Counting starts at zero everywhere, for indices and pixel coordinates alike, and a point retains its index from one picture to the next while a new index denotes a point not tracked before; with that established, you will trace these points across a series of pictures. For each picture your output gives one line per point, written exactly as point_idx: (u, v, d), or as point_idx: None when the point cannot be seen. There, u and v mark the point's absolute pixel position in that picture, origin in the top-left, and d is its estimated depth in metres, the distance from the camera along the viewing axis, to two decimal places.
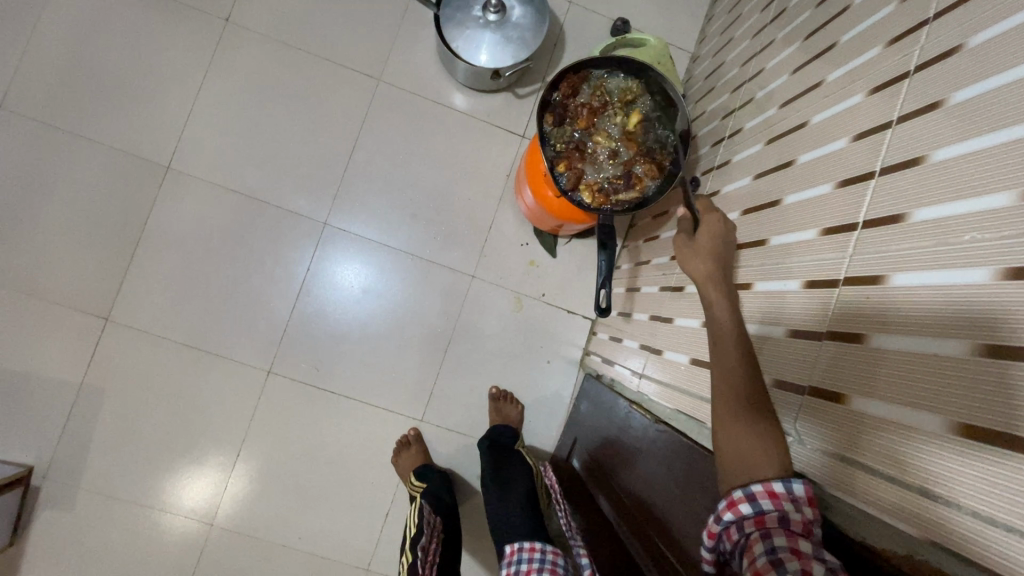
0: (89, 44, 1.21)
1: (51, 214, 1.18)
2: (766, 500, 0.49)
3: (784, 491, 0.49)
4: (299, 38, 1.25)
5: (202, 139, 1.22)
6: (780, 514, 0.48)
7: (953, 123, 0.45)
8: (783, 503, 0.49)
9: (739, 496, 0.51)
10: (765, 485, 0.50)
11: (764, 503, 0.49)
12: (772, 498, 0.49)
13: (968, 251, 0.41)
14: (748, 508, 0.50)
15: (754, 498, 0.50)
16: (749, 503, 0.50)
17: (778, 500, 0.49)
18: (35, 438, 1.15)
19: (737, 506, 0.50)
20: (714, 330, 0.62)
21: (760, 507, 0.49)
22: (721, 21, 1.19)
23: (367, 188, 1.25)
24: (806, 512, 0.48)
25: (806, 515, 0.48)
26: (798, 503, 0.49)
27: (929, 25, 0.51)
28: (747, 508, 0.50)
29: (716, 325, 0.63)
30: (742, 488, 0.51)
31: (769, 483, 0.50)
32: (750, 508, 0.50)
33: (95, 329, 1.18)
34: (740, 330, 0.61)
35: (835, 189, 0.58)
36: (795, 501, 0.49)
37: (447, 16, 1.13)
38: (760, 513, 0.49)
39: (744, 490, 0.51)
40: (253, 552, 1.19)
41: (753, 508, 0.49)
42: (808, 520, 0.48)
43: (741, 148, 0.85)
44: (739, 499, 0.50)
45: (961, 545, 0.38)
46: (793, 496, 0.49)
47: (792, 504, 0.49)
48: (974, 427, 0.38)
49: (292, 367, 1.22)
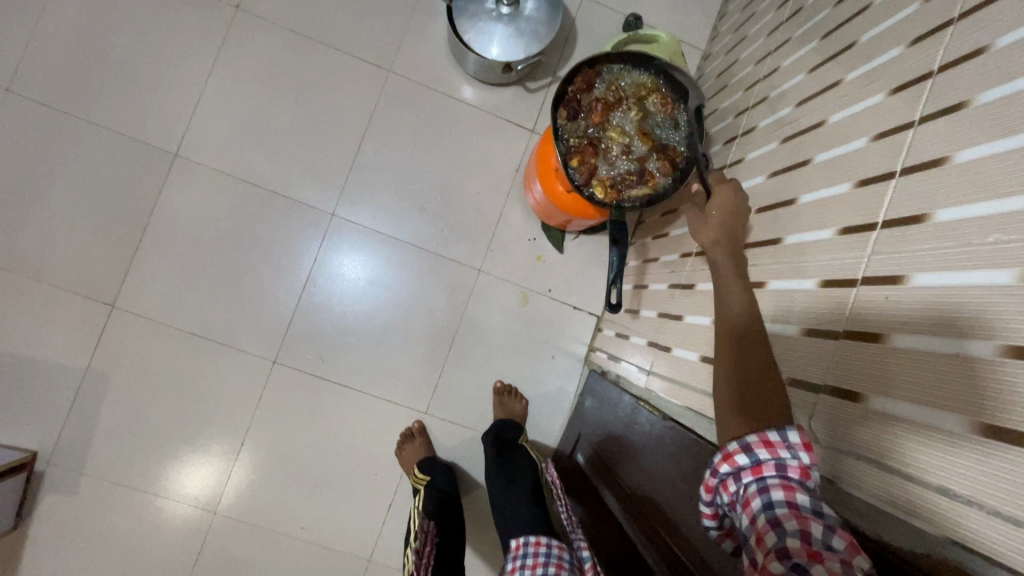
0: (98, 28, 1.20)
1: (58, 198, 1.18)
2: (762, 450, 0.49)
3: (779, 440, 0.49)
4: (309, 27, 1.24)
5: (210, 127, 1.22)
6: (776, 463, 0.48)
7: (977, 125, 0.45)
8: (779, 452, 0.49)
9: (735, 448, 0.51)
10: (760, 435, 0.50)
11: (760, 453, 0.49)
12: (769, 447, 0.49)
13: (992, 252, 0.41)
14: (745, 460, 0.50)
15: (750, 448, 0.50)
16: (745, 454, 0.50)
17: (774, 449, 0.49)
18: (40, 423, 1.15)
19: (733, 458, 0.51)
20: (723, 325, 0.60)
21: (757, 457, 0.50)
22: (735, 19, 1.18)
23: (375, 179, 1.25)
24: (802, 458, 0.48)
25: (802, 461, 0.48)
26: (795, 450, 0.48)
27: (953, 25, 0.51)
28: (744, 459, 0.50)
29: (725, 320, 0.60)
30: (737, 439, 0.51)
31: (764, 433, 0.50)
32: (747, 459, 0.50)
33: (101, 315, 1.18)
34: (750, 322, 0.59)
35: (853, 188, 0.58)
36: (791, 449, 0.49)
37: (459, 8, 1.13)
38: (756, 462, 0.49)
39: (740, 440, 0.51)
40: (256, 541, 1.19)
41: (749, 458, 0.50)
42: (804, 466, 0.48)
43: (754, 147, 0.85)
44: (735, 451, 0.51)
45: (980, 543, 0.38)
46: (788, 444, 0.49)
47: (789, 451, 0.49)
48: (997, 428, 0.38)
49: (297, 357, 1.22)
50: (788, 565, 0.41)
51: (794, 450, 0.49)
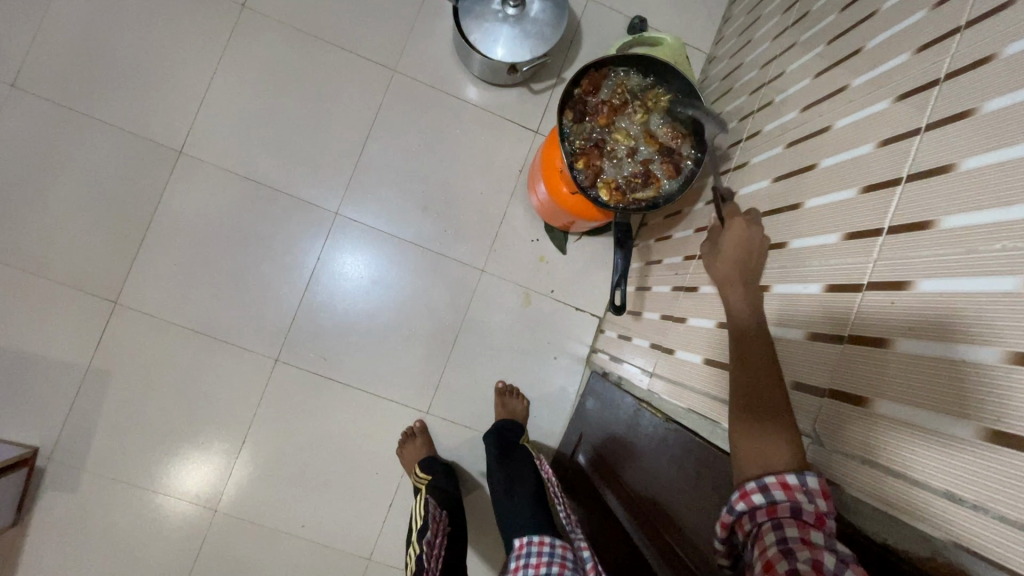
0: (103, 24, 1.20)
1: (61, 195, 1.18)
2: (779, 492, 0.50)
3: (797, 483, 0.50)
4: (314, 26, 1.24)
5: (215, 124, 1.22)
6: (792, 505, 0.49)
7: (983, 133, 0.45)
8: (796, 494, 0.49)
9: (752, 487, 0.51)
10: (779, 477, 0.50)
11: (777, 494, 0.49)
12: (786, 489, 0.50)
13: (998, 259, 0.41)
14: (761, 498, 0.50)
15: (767, 489, 0.50)
16: (762, 493, 0.50)
17: (790, 491, 0.49)
18: (41, 419, 1.15)
19: (749, 496, 0.51)
20: (736, 329, 0.62)
21: (773, 498, 0.50)
22: (739, 22, 1.19)
23: (379, 179, 1.25)
24: (819, 504, 0.48)
25: (819, 506, 0.48)
26: (812, 495, 0.49)
27: (960, 33, 0.51)
28: (759, 498, 0.50)
29: (737, 325, 0.62)
30: (755, 479, 0.51)
31: (782, 475, 0.50)
32: (762, 498, 0.50)
33: (103, 312, 1.18)
34: (762, 331, 0.61)
35: (859, 194, 0.58)
36: (808, 493, 0.49)
37: (465, 9, 1.13)
38: (772, 503, 0.50)
39: (757, 481, 0.51)
40: (256, 539, 1.19)
41: (765, 498, 0.50)
42: (820, 511, 0.48)
43: (758, 151, 0.85)
44: (752, 490, 0.51)
45: (988, 548, 0.39)
46: (806, 488, 0.49)
47: (805, 495, 0.49)
48: (1003, 434, 0.38)
49: (299, 355, 1.22)
50: None
51: (811, 494, 0.49)
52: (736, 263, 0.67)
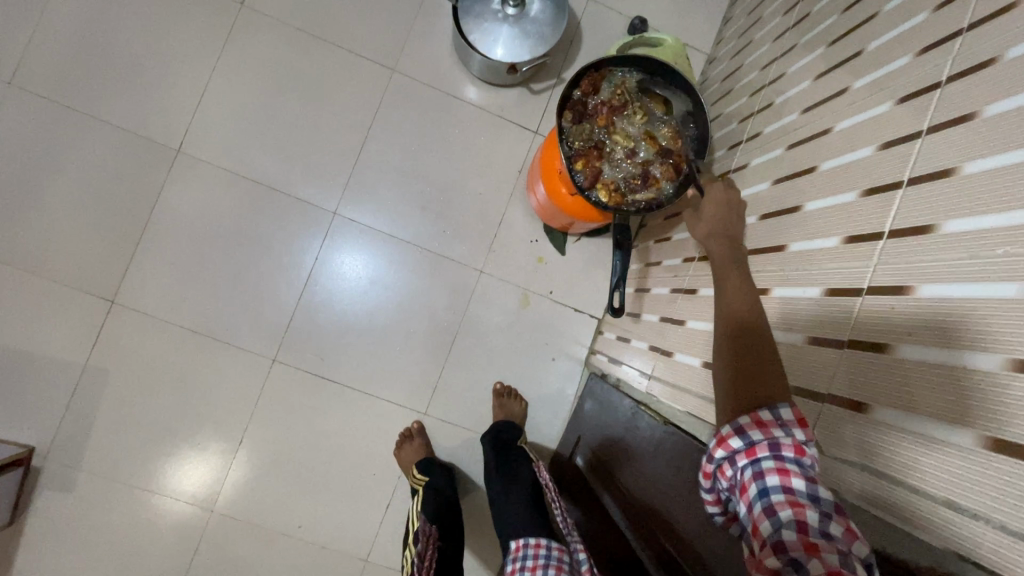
0: (101, 22, 1.19)
1: (59, 193, 1.17)
2: (756, 432, 0.49)
3: (771, 420, 0.49)
4: (314, 25, 1.24)
5: (213, 123, 1.21)
6: (770, 444, 0.48)
7: (985, 136, 0.45)
8: (772, 431, 0.49)
9: (727, 432, 0.50)
10: (753, 415, 0.50)
11: (754, 435, 0.49)
12: (762, 428, 0.49)
13: (1000, 264, 0.41)
14: (739, 443, 0.50)
15: (744, 431, 0.50)
16: (739, 437, 0.50)
17: (766, 430, 0.49)
18: (37, 418, 1.15)
19: (727, 442, 0.50)
20: (725, 314, 0.59)
21: (751, 439, 0.49)
22: (740, 23, 1.18)
23: (377, 178, 1.25)
24: (796, 435, 0.48)
25: (795, 438, 0.48)
26: (788, 428, 0.48)
27: (963, 35, 0.51)
28: (737, 442, 0.50)
29: (727, 310, 0.59)
30: (730, 423, 0.51)
31: (757, 414, 0.50)
32: (741, 441, 0.50)
33: (100, 311, 1.18)
34: (752, 314, 0.58)
35: (860, 197, 0.58)
36: (784, 427, 0.48)
37: (465, 8, 1.13)
38: (750, 445, 0.49)
39: (733, 425, 0.51)
40: (253, 539, 1.19)
41: (743, 441, 0.49)
42: (798, 443, 0.48)
43: (758, 153, 0.85)
44: (728, 435, 0.50)
45: (985, 556, 0.38)
46: (781, 423, 0.49)
47: (781, 430, 0.48)
48: (1005, 442, 0.38)
49: (297, 355, 1.22)
50: (784, 556, 0.42)
51: (787, 428, 0.48)
52: (716, 224, 0.72)
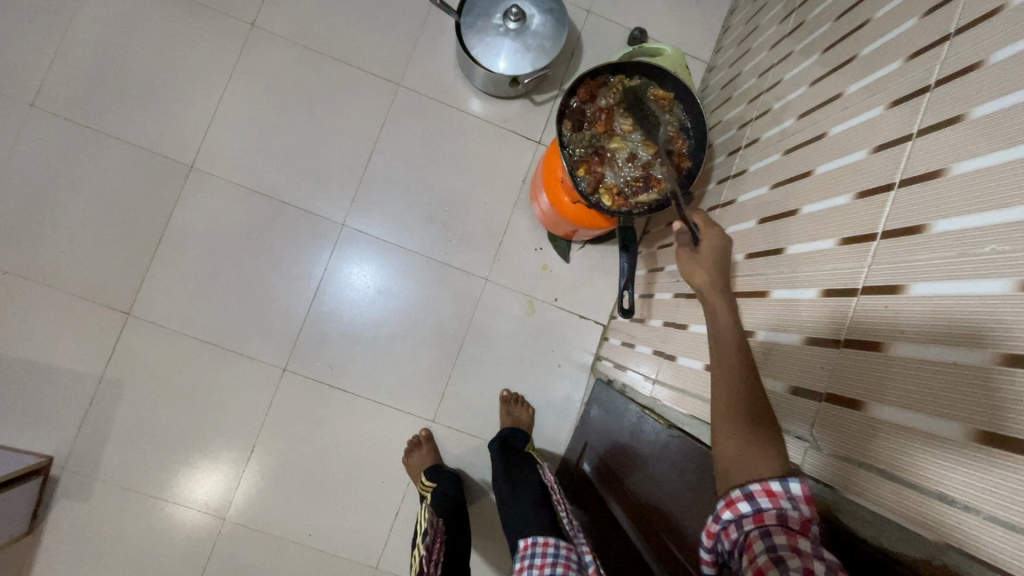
0: (118, 45, 1.24)
1: (76, 209, 1.21)
2: (764, 499, 0.51)
3: (781, 490, 0.51)
4: (321, 43, 1.27)
5: (224, 139, 1.25)
6: (778, 513, 0.50)
7: (973, 138, 0.46)
8: (780, 501, 0.50)
9: (738, 495, 0.52)
10: (763, 484, 0.51)
11: (762, 501, 0.51)
12: (770, 497, 0.51)
13: (988, 262, 0.42)
14: (748, 507, 0.51)
15: (753, 497, 0.51)
16: (747, 501, 0.51)
17: (776, 498, 0.51)
18: (56, 428, 1.18)
19: (735, 505, 0.52)
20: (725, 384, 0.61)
21: (759, 505, 0.51)
22: (739, 31, 1.20)
23: (385, 190, 1.27)
24: (803, 510, 0.49)
25: (802, 512, 0.49)
26: (796, 503, 0.50)
27: (950, 40, 0.52)
28: (746, 506, 0.51)
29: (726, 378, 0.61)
30: (740, 487, 0.52)
31: (768, 483, 0.51)
32: (749, 506, 0.51)
33: (116, 323, 1.21)
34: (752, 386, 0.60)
35: (853, 200, 0.59)
36: (792, 500, 0.50)
37: (467, 24, 1.15)
38: (758, 511, 0.50)
39: (743, 489, 0.52)
40: (264, 547, 1.20)
41: (751, 506, 0.51)
42: (805, 517, 0.49)
43: (757, 158, 0.86)
44: (737, 498, 0.52)
45: (974, 546, 0.39)
46: (790, 495, 0.50)
47: (790, 502, 0.50)
48: (995, 436, 0.38)
49: (307, 365, 1.24)
50: None
51: (794, 502, 0.50)
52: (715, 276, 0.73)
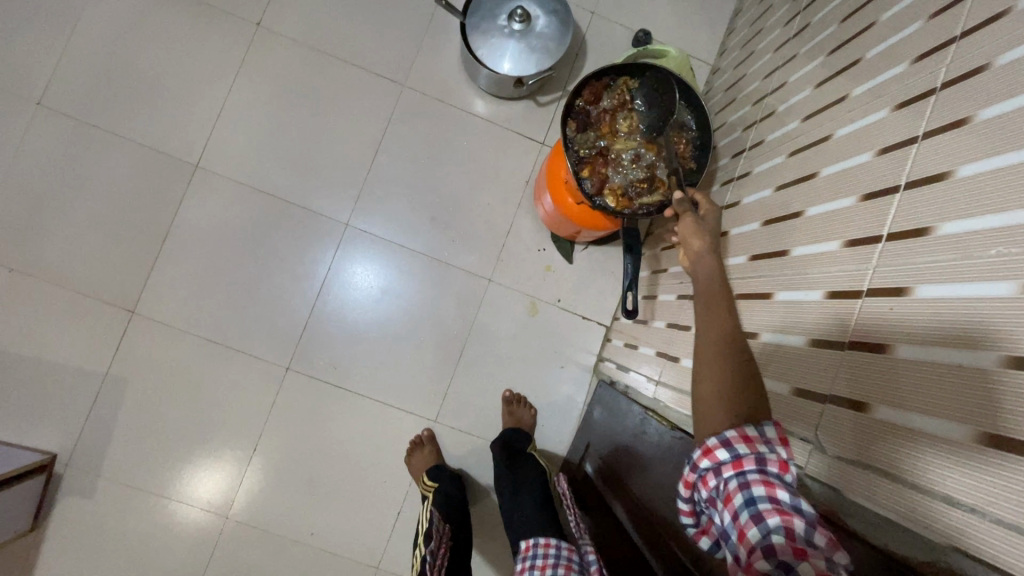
0: (125, 44, 1.25)
1: (82, 207, 1.22)
2: (742, 446, 0.49)
3: (756, 436, 0.50)
4: (327, 43, 1.28)
5: (229, 139, 1.26)
6: (755, 458, 0.48)
7: (978, 141, 0.46)
8: (758, 447, 0.49)
9: (715, 444, 0.50)
10: (739, 430, 0.50)
11: (740, 449, 0.49)
12: (747, 443, 0.49)
13: (993, 264, 0.41)
14: (725, 455, 0.49)
15: (730, 444, 0.50)
16: (725, 449, 0.49)
17: (753, 445, 0.49)
18: (61, 425, 1.18)
19: (713, 453, 0.50)
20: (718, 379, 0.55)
21: (737, 452, 0.49)
22: (743, 34, 1.20)
23: (389, 190, 1.28)
24: (779, 453, 0.49)
25: (779, 457, 0.48)
26: (771, 446, 0.49)
27: (956, 43, 0.52)
28: (724, 454, 0.49)
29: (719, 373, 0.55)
30: (717, 436, 0.50)
31: (742, 428, 0.50)
32: (727, 454, 0.49)
33: (121, 320, 1.21)
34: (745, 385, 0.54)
35: (859, 202, 0.59)
36: (769, 444, 0.49)
37: (472, 25, 1.16)
38: (736, 458, 0.49)
39: (720, 437, 0.50)
40: (266, 546, 1.20)
41: (729, 453, 0.49)
42: (782, 461, 0.48)
43: (761, 160, 0.86)
44: (715, 447, 0.50)
45: (980, 548, 0.39)
46: (765, 440, 0.49)
47: (766, 447, 0.49)
48: (999, 437, 0.38)
49: (310, 364, 1.24)
50: (774, 563, 0.43)
51: (771, 446, 0.49)
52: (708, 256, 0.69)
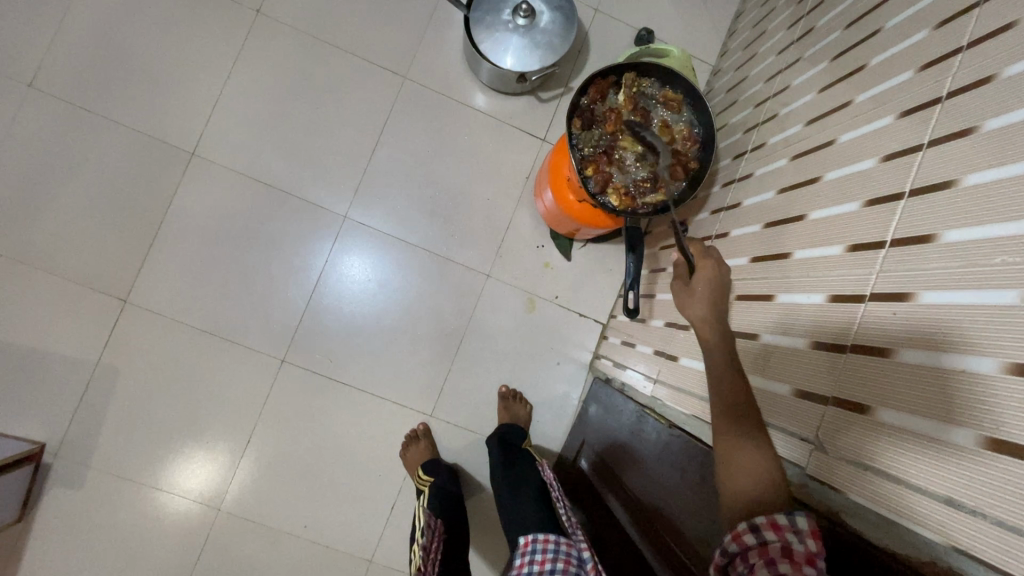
0: (121, 28, 1.22)
1: (74, 194, 1.19)
2: (770, 532, 0.50)
3: (788, 523, 0.50)
4: (327, 32, 1.26)
5: (227, 127, 1.24)
6: (784, 546, 0.49)
7: (982, 150, 0.47)
8: (787, 535, 0.49)
9: (743, 527, 0.51)
10: (769, 518, 0.51)
11: (768, 535, 0.50)
12: (776, 530, 0.50)
13: (996, 273, 0.43)
14: (752, 540, 0.50)
15: (758, 529, 0.51)
16: (753, 534, 0.50)
17: (782, 532, 0.50)
18: (49, 415, 1.16)
19: (741, 537, 0.51)
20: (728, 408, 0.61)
21: (764, 538, 0.50)
22: (746, 35, 1.21)
23: (388, 182, 1.27)
24: (810, 544, 0.49)
25: (809, 547, 0.48)
26: (803, 535, 0.49)
27: (962, 53, 0.53)
28: (751, 539, 0.50)
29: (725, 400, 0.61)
30: (746, 520, 0.52)
31: (773, 516, 0.51)
32: (754, 539, 0.50)
33: (113, 310, 1.19)
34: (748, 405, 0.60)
35: (862, 208, 0.60)
36: (800, 534, 0.49)
37: (476, 18, 1.15)
38: (763, 544, 0.50)
39: (749, 522, 0.51)
40: (258, 539, 1.20)
41: (756, 539, 0.50)
42: (811, 552, 0.48)
43: (763, 162, 0.86)
44: (743, 531, 0.51)
45: (981, 550, 0.40)
46: (796, 528, 0.50)
47: (797, 536, 0.49)
48: (1000, 440, 0.39)
49: (306, 357, 1.23)
50: None
51: (802, 535, 0.49)
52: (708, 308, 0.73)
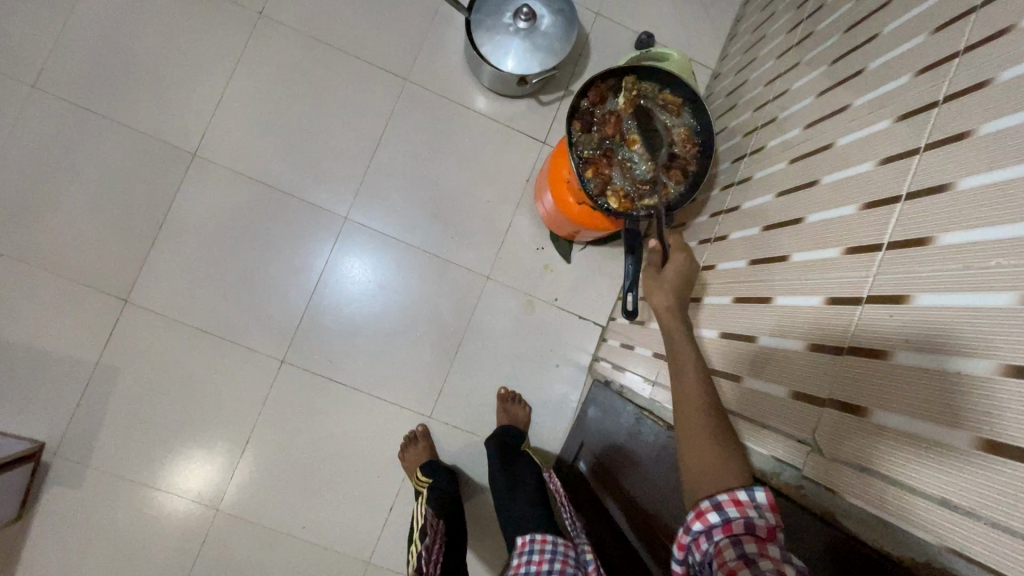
0: (124, 29, 1.23)
1: (76, 194, 1.20)
2: (732, 509, 0.54)
3: (747, 499, 0.54)
4: (330, 35, 1.27)
5: (228, 128, 1.24)
6: (745, 521, 0.52)
7: (979, 154, 0.47)
8: (747, 510, 0.53)
9: (707, 505, 0.55)
10: (730, 494, 0.55)
11: (730, 511, 0.54)
12: (737, 506, 0.54)
13: (992, 276, 0.43)
14: (716, 517, 0.54)
15: (721, 507, 0.54)
16: (716, 511, 0.54)
17: (742, 507, 0.53)
18: (49, 414, 1.17)
19: (705, 515, 0.54)
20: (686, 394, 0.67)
21: (727, 515, 0.54)
22: (746, 39, 1.21)
23: (389, 184, 1.27)
24: (769, 518, 0.52)
25: (768, 520, 0.52)
26: (761, 510, 0.53)
27: (959, 58, 0.53)
28: (715, 516, 0.54)
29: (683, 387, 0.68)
30: (709, 498, 0.55)
31: (735, 492, 0.55)
32: (717, 516, 0.54)
33: (113, 310, 1.20)
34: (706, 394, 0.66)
35: (859, 211, 0.60)
36: (759, 508, 0.53)
37: (477, 21, 1.16)
38: (726, 520, 0.53)
39: (712, 500, 0.55)
40: (256, 540, 1.20)
41: (720, 516, 0.54)
42: (770, 525, 0.51)
43: (762, 165, 0.87)
44: (707, 508, 0.55)
45: (980, 552, 0.40)
46: (756, 503, 0.53)
47: (756, 510, 0.53)
48: (996, 443, 0.39)
49: (306, 358, 1.24)
50: None
51: (760, 509, 0.53)
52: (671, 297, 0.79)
